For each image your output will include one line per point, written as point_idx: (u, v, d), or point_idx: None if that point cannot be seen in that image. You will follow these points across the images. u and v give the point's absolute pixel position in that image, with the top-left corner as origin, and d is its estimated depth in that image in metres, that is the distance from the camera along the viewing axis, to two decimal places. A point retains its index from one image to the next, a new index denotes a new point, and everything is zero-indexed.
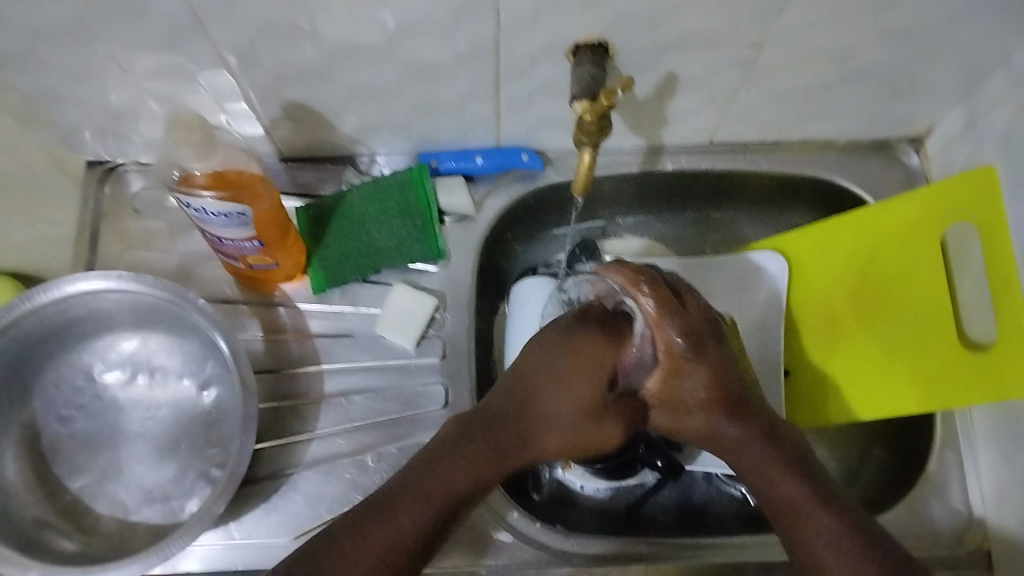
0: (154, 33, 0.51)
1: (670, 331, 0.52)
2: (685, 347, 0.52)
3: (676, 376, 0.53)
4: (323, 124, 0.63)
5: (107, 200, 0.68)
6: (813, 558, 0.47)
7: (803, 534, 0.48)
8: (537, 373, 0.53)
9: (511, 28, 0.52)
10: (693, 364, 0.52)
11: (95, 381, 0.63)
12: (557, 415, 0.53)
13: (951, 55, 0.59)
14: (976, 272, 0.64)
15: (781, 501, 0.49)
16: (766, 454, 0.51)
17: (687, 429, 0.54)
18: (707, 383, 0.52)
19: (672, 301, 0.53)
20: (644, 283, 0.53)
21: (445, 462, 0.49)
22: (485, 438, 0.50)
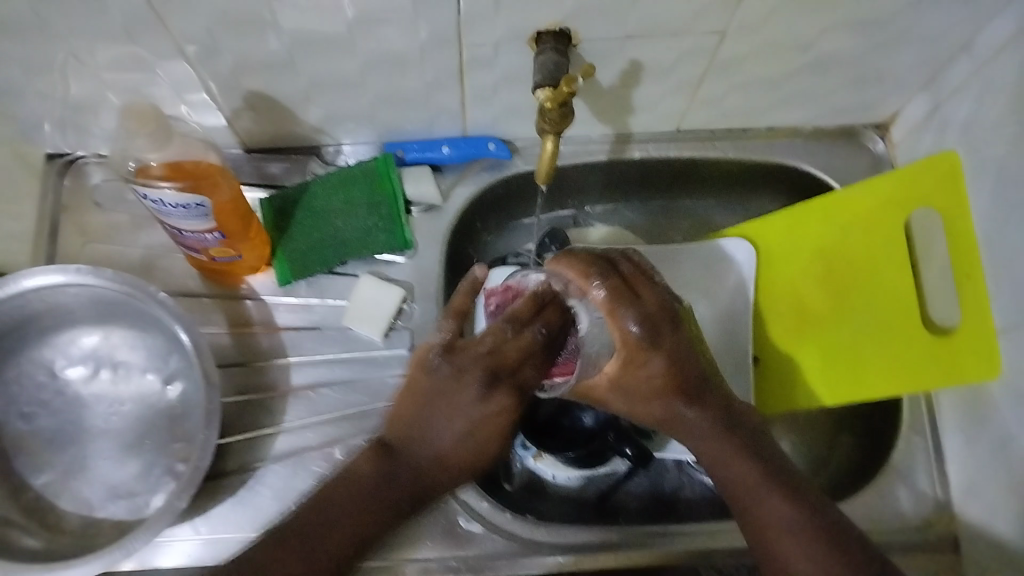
0: (109, 22, 0.50)
1: (625, 320, 0.50)
2: (640, 336, 0.50)
3: (632, 364, 0.51)
4: (287, 114, 0.62)
5: (67, 193, 0.67)
6: (770, 541, 0.50)
7: (759, 517, 0.51)
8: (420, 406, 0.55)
9: (473, 16, 0.51)
10: (650, 353, 0.50)
11: (57, 378, 0.62)
12: (445, 447, 0.55)
13: (912, 41, 0.59)
14: (939, 257, 0.65)
15: (737, 484, 0.52)
16: (722, 439, 0.52)
17: (647, 415, 0.55)
18: (664, 371, 0.51)
19: (621, 290, 0.50)
20: (596, 275, 0.50)
21: (347, 506, 0.53)
22: (380, 479, 0.54)
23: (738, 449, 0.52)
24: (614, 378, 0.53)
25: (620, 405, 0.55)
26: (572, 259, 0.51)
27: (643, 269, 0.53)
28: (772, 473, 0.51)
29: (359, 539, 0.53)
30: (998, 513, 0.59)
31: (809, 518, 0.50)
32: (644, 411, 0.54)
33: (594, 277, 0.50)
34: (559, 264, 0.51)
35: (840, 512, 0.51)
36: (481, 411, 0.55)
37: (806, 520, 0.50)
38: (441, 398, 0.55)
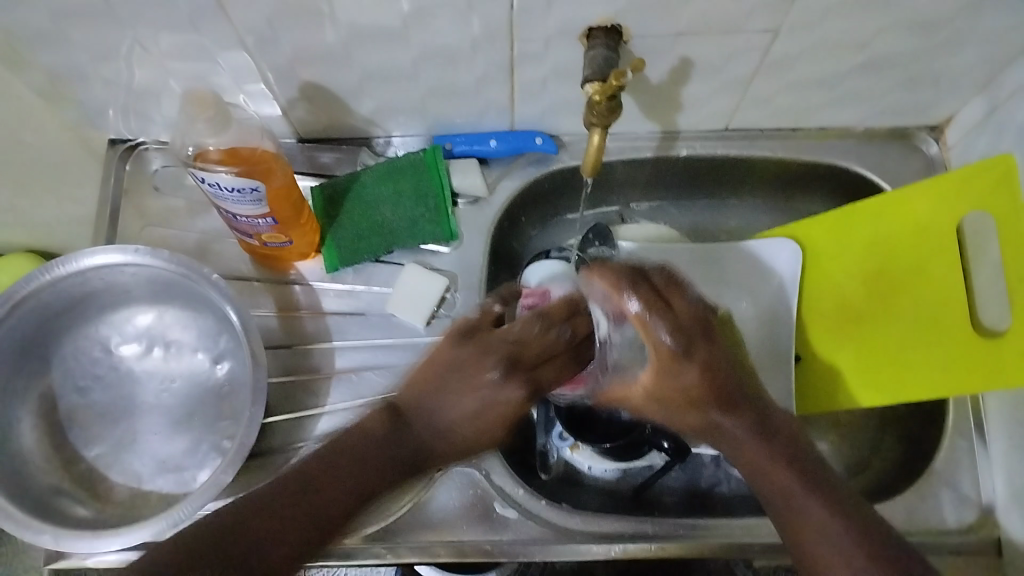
0: (175, 14, 0.51)
1: (658, 330, 0.44)
2: (675, 349, 0.44)
3: (664, 374, 0.47)
4: (340, 105, 0.64)
5: (128, 177, 0.69)
6: (804, 554, 0.48)
7: (799, 532, 0.48)
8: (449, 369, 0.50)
9: (525, 11, 0.52)
10: (685, 362, 0.45)
11: (112, 354, 0.64)
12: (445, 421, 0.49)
13: (971, 42, 0.58)
14: (992, 258, 0.63)
15: (773, 490, 0.49)
16: (758, 446, 0.49)
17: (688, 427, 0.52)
18: (700, 382, 0.46)
19: (668, 318, 0.44)
20: (627, 287, 0.45)
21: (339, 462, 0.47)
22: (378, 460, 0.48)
23: (771, 453, 0.49)
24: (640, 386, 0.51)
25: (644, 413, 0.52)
26: (613, 278, 0.46)
27: (677, 275, 0.47)
28: (812, 478, 0.49)
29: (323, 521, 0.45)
30: None
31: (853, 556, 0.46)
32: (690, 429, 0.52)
33: (625, 288, 0.45)
34: (595, 275, 0.47)
35: (879, 516, 0.49)
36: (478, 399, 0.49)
37: (845, 530, 0.47)
38: (452, 384, 0.49)
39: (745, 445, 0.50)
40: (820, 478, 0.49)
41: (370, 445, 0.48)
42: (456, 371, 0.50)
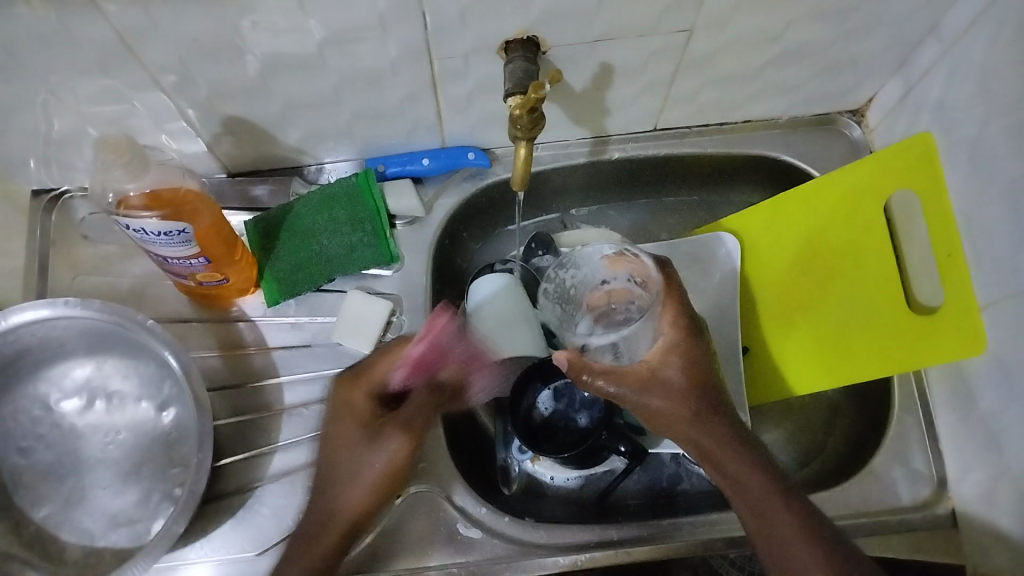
0: (83, 59, 0.50)
1: (676, 309, 0.58)
2: (687, 326, 0.58)
3: (676, 350, 0.57)
4: (267, 137, 0.63)
5: (55, 228, 0.67)
6: (774, 538, 0.51)
7: (766, 521, 0.51)
8: (332, 454, 0.55)
9: (440, 29, 0.52)
10: (690, 346, 0.57)
11: (52, 411, 0.62)
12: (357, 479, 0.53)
13: (880, 26, 0.60)
14: (920, 237, 0.65)
15: (741, 490, 0.53)
16: (731, 451, 0.54)
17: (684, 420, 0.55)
18: (691, 365, 0.56)
19: (688, 326, 0.57)
20: (668, 268, 0.60)
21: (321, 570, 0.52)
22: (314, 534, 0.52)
23: (744, 459, 0.54)
24: (657, 365, 0.57)
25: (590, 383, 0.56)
26: (669, 291, 0.59)
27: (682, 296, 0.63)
28: (783, 489, 0.52)
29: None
30: (990, 493, 0.59)
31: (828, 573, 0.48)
32: (682, 429, 0.55)
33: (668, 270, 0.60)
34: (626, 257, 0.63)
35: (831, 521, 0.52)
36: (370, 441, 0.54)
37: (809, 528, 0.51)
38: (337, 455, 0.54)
39: (717, 447, 0.54)
40: (801, 503, 0.52)
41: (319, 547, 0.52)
42: (344, 454, 0.54)
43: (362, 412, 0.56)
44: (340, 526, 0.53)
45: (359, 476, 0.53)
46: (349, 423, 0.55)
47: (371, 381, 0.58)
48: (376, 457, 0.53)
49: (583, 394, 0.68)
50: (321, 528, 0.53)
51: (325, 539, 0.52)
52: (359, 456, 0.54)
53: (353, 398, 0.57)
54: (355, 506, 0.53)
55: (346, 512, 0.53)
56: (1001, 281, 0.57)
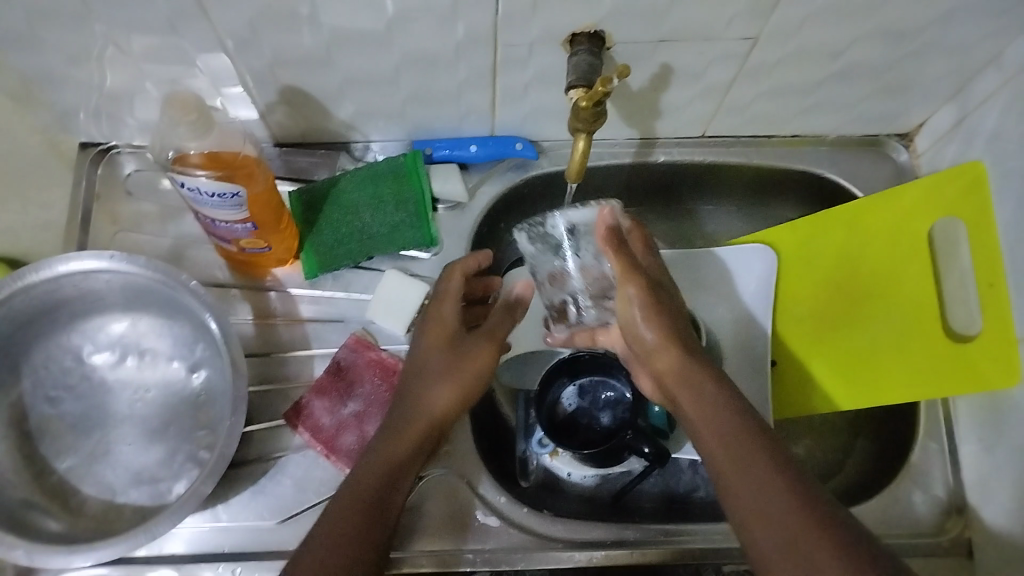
0: (155, 15, 0.50)
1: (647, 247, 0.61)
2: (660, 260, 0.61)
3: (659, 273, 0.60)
4: (320, 110, 0.63)
5: (99, 182, 0.67)
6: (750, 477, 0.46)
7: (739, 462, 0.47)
8: (414, 359, 0.58)
9: (510, 17, 0.52)
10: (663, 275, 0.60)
11: (83, 363, 0.62)
12: (435, 370, 0.56)
13: (943, 52, 0.60)
14: (962, 264, 0.65)
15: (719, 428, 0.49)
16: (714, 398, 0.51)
17: (669, 352, 0.54)
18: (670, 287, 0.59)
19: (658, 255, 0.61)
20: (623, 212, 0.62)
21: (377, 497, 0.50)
22: (387, 438, 0.54)
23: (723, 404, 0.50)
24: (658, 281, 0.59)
25: (622, 258, 0.56)
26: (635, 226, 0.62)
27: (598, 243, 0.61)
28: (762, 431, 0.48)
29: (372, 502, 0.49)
30: (1012, 525, 0.59)
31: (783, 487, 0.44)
32: (668, 360, 0.54)
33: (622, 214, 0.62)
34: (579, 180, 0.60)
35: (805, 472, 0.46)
36: (451, 343, 0.57)
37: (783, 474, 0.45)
38: (419, 356, 0.57)
39: (703, 393, 0.52)
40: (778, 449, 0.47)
41: (393, 456, 0.53)
42: (426, 356, 0.57)
43: (451, 324, 0.58)
44: (415, 436, 0.54)
45: (439, 392, 0.55)
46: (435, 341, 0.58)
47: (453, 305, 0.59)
48: (456, 369, 0.56)
49: (606, 394, 0.69)
50: (389, 452, 0.53)
51: (388, 464, 0.52)
52: (452, 373, 0.56)
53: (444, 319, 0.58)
54: (435, 417, 0.55)
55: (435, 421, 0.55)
56: None
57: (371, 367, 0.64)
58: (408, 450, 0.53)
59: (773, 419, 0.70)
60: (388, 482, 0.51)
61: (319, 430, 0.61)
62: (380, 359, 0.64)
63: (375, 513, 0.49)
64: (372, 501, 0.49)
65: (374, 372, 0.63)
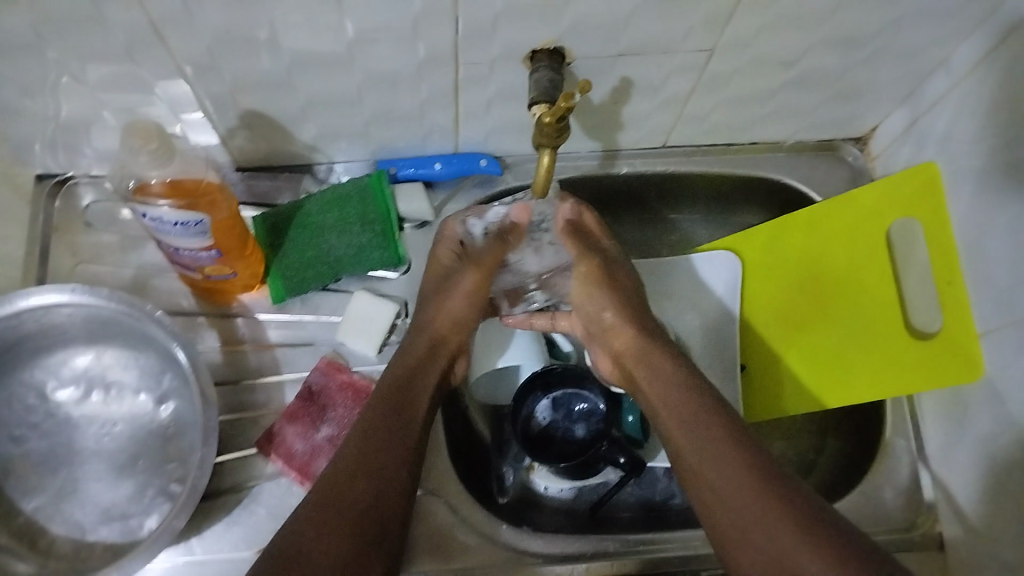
0: (111, 43, 0.50)
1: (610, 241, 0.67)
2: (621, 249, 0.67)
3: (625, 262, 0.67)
4: (282, 133, 0.63)
5: (58, 214, 0.66)
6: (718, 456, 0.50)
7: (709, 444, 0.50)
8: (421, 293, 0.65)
9: (471, 36, 0.52)
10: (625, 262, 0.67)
11: (47, 400, 0.61)
12: (430, 297, 0.64)
13: (893, 57, 0.61)
14: (920, 264, 0.66)
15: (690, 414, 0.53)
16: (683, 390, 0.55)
17: (626, 325, 0.62)
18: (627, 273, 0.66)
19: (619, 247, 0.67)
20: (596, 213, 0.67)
21: (371, 449, 0.51)
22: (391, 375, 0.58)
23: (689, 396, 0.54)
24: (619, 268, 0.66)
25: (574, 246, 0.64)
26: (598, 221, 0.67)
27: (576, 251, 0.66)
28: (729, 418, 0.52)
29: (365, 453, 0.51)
30: (980, 516, 0.60)
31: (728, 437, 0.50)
32: (626, 335, 0.62)
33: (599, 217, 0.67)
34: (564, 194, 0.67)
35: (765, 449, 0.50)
36: (443, 274, 0.64)
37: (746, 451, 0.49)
38: (423, 291, 0.65)
39: (673, 393, 0.55)
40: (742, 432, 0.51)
41: (391, 394, 0.56)
42: (428, 292, 0.64)
43: (447, 259, 0.65)
44: (424, 344, 0.61)
45: (443, 303, 0.63)
46: (437, 270, 0.65)
47: (452, 239, 0.65)
48: (446, 295, 0.63)
49: (579, 406, 0.68)
50: (404, 363, 0.59)
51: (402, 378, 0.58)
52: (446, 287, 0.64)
53: (438, 253, 0.65)
54: (442, 325, 0.62)
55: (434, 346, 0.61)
56: (1001, 309, 0.58)
57: (343, 390, 0.63)
58: (419, 359, 0.60)
59: (747, 420, 0.70)
60: (402, 393, 0.56)
61: (292, 457, 0.61)
62: (351, 382, 0.63)
63: (394, 420, 0.54)
64: (388, 411, 0.54)
65: (346, 395, 0.63)
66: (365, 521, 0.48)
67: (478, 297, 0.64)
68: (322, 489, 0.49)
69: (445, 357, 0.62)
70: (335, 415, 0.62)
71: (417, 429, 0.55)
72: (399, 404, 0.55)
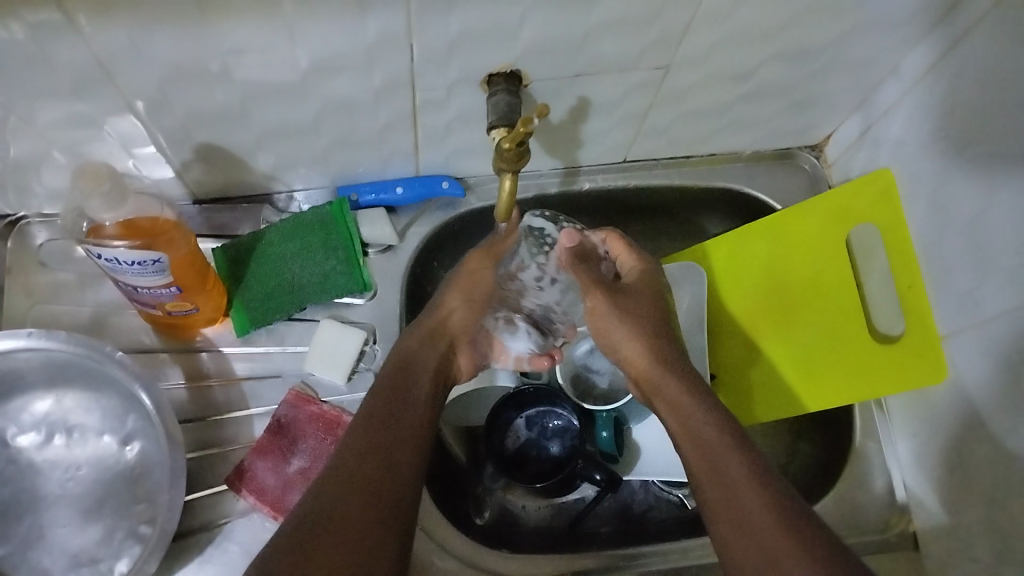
0: (57, 83, 0.49)
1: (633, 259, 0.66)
2: (648, 261, 0.66)
3: (647, 277, 0.64)
4: (238, 164, 0.62)
5: (11, 255, 0.65)
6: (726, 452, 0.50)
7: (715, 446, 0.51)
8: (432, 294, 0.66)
9: (425, 62, 0.52)
10: (645, 281, 0.64)
11: (8, 445, 0.59)
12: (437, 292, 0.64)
13: (843, 66, 0.62)
14: (879, 268, 0.67)
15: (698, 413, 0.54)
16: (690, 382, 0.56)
17: (637, 351, 0.60)
18: (645, 291, 0.63)
19: (651, 261, 0.66)
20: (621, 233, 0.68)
21: (378, 433, 0.51)
22: (398, 362, 0.57)
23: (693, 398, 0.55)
24: (636, 289, 0.63)
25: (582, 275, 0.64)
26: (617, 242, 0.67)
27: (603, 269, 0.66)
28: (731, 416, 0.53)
29: (374, 439, 0.50)
30: (952, 515, 0.61)
31: (737, 454, 0.50)
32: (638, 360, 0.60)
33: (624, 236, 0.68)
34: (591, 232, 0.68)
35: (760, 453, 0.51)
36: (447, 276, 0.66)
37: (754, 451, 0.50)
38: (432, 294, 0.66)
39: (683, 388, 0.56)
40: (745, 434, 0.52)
41: (395, 385, 0.55)
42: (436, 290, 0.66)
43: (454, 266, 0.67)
44: (426, 328, 0.60)
45: (452, 290, 0.63)
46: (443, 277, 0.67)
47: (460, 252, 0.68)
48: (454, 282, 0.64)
49: (555, 422, 0.69)
50: (402, 349, 0.58)
51: (402, 365, 0.57)
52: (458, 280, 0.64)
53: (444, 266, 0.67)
54: (449, 311, 0.62)
55: (440, 326, 0.61)
56: (961, 311, 0.59)
57: (313, 421, 0.62)
58: (417, 344, 0.59)
59: (747, 424, 0.69)
60: (401, 380, 0.56)
61: (264, 492, 0.60)
62: (321, 412, 0.63)
63: (398, 402, 0.54)
64: (387, 402, 0.53)
65: (317, 426, 0.62)
66: (380, 503, 0.47)
67: (482, 280, 0.64)
68: (340, 465, 0.48)
69: (444, 343, 0.61)
70: (309, 447, 0.61)
71: (422, 417, 0.54)
72: (399, 394, 0.54)
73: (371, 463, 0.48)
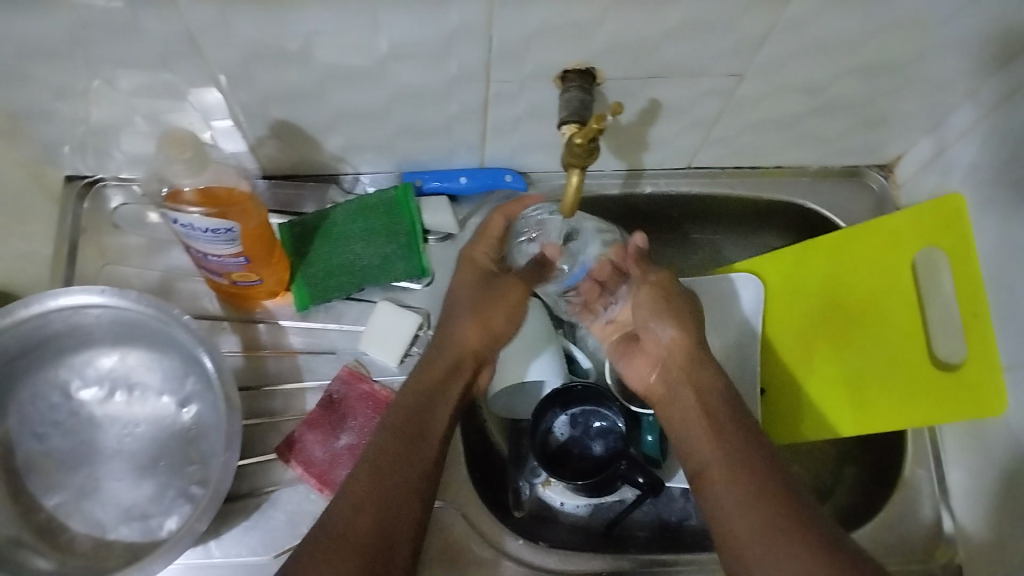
0: (146, 51, 0.51)
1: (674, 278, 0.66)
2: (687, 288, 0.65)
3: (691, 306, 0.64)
4: (310, 143, 0.63)
5: (86, 215, 0.67)
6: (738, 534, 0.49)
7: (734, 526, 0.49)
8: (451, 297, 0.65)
9: (501, 55, 0.53)
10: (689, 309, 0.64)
11: (71, 398, 0.61)
12: (458, 306, 0.64)
13: (920, 86, 0.61)
14: (944, 292, 0.66)
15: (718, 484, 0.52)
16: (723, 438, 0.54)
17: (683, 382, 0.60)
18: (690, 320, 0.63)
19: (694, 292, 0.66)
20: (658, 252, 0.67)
21: (381, 483, 0.51)
22: (414, 392, 0.58)
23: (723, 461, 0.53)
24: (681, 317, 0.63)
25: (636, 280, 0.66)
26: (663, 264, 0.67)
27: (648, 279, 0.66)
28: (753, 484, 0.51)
29: (380, 490, 0.51)
30: (1001, 551, 0.60)
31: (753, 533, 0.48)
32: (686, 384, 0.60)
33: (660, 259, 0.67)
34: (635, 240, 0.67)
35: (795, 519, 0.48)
36: (470, 279, 0.65)
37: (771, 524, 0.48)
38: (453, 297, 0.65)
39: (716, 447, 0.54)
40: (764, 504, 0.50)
41: (407, 424, 0.55)
42: (456, 298, 0.64)
43: (483, 263, 0.65)
44: (447, 361, 0.61)
45: (479, 312, 0.63)
46: (466, 272, 0.65)
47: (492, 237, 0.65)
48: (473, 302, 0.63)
49: (597, 423, 0.68)
50: (421, 381, 0.59)
51: (417, 400, 0.57)
52: (480, 305, 0.63)
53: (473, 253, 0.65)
54: (472, 336, 0.62)
55: (459, 356, 0.61)
56: None
57: (364, 400, 0.63)
58: (441, 375, 0.60)
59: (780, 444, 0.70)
60: (420, 407, 0.57)
61: (312, 464, 0.61)
62: (372, 392, 0.64)
63: (408, 443, 0.54)
64: (403, 435, 0.54)
65: (367, 404, 0.63)
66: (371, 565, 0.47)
67: (510, 305, 0.64)
68: (343, 521, 0.49)
69: (467, 370, 0.61)
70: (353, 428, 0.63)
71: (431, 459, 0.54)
72: (411, 431, 0.55)
73: (372, 519, 0.49)
